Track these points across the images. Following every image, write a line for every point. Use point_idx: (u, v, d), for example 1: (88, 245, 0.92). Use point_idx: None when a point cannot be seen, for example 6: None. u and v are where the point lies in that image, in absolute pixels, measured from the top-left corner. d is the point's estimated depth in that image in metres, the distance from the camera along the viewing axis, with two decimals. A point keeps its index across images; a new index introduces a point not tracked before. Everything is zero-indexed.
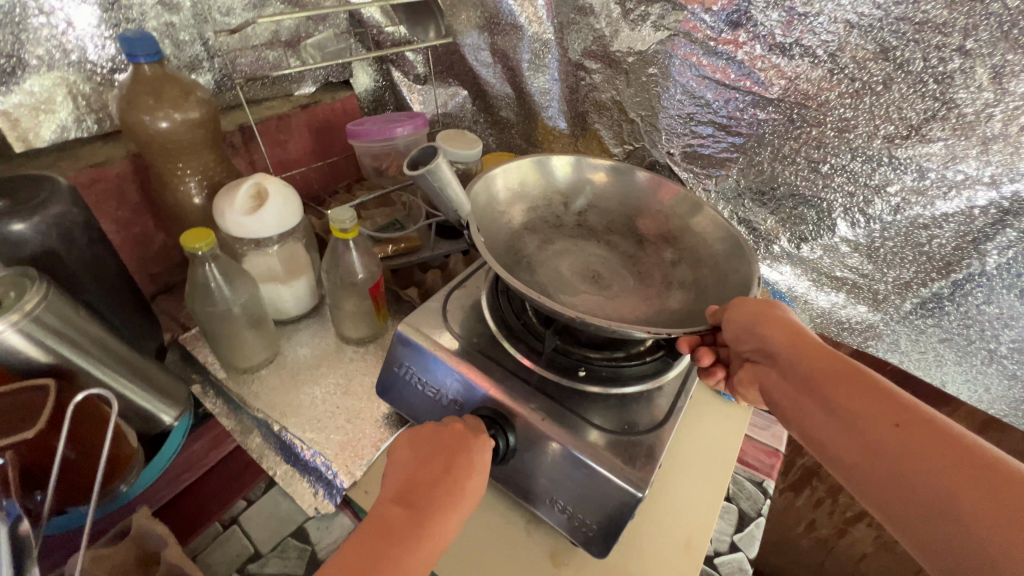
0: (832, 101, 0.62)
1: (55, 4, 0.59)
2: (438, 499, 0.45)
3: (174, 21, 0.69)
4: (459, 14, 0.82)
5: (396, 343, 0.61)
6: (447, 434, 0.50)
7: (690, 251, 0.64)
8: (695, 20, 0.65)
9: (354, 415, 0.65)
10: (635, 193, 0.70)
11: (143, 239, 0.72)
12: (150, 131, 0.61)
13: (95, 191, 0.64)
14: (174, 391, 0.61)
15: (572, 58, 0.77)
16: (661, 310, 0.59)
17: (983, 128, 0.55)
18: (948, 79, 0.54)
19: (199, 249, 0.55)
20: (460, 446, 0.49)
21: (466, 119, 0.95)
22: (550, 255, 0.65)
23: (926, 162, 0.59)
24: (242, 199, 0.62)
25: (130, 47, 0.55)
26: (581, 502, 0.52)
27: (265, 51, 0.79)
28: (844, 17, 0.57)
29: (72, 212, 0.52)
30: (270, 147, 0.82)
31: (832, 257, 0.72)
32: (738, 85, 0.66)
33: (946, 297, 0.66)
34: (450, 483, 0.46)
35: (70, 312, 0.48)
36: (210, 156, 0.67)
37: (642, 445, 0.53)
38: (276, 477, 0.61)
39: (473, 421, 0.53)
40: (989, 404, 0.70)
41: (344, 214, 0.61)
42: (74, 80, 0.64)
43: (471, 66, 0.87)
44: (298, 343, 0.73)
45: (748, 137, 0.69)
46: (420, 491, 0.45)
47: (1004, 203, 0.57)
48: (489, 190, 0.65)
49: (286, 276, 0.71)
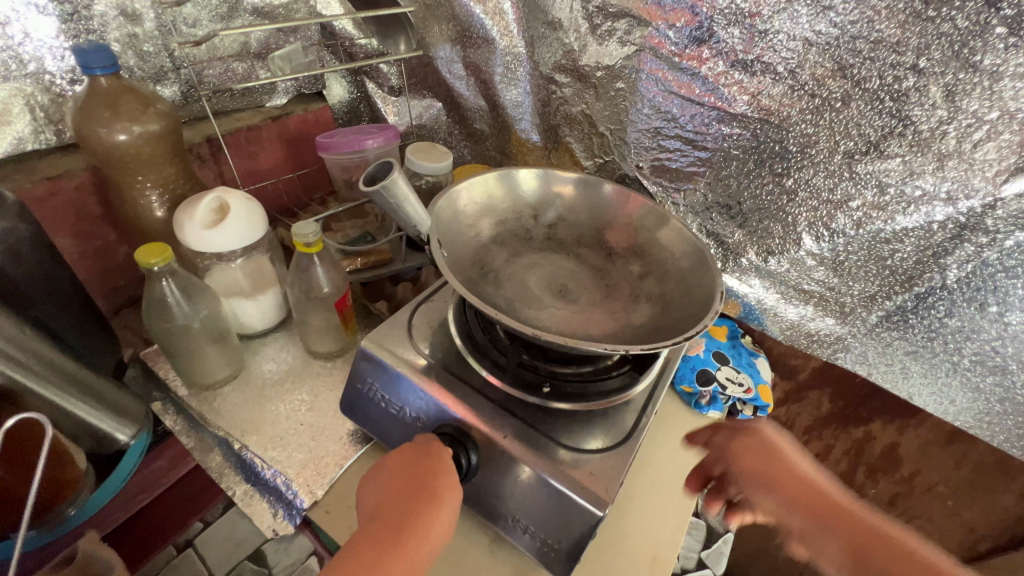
0: (793, 117, 0.63)
1: (11, 15, 0.59)
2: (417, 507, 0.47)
3: (137, 32, 0.68)
4: (432, 27, 0.82)
5: (359, 358, 0.60)
6: (400, 455, 0.51)
7: (658, 264, 0.64)
8: (660, 37, 0.66)
9: (317, 432, 0.64)
10: (604, 206, 0.70)
11: (103, 253, 0.70)
12: (108, 144, 0.60)
13: (52, 204, 0.63)
14: (132, 409, 0.59)
15: (543, 72, 0.78)
16: (626, 324, 0.59)
17: (939, 144, 0.56)
18: (903, 96, 0.56)
19: (155, 265, 0.54)
20: (417, 464, 0.50)
21: (441, 131, 0.94)
22: (518, 269, 0.65)
23: (885, 177, 0.60)
24: (203, 212, 0.62)
25: (85, 59, 0.54)
26: (544, 521, 0.52)
27: (234, 63, 0.78)
28: (802, 35, 0.58)
29: (17, 228, 0.51)
30: (239, 158, 0.81)
31: (798, 270, 0.72)
32: (703, 100, 0.67)
33: (910, 310, 0.66)
34: (424, 491, 0.48)
35: (12, 331, 0.47)
36: (173, 168, 0.66)
37: (605, 463, 0.53)
38: (235, 497, 0.60)
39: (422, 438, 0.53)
40: (954, 416, 0.70)
41: (308, 228, 0.61)
42: (31, 91, 0.63)
43: (445, 78, 0.86)
44: (264, 358, 0.72)
45: (714, 151, 0.70)
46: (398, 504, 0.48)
47: (961, 218, 0.58)
48: (455, 204, 0.64)
49: (252, 290, 0.70)
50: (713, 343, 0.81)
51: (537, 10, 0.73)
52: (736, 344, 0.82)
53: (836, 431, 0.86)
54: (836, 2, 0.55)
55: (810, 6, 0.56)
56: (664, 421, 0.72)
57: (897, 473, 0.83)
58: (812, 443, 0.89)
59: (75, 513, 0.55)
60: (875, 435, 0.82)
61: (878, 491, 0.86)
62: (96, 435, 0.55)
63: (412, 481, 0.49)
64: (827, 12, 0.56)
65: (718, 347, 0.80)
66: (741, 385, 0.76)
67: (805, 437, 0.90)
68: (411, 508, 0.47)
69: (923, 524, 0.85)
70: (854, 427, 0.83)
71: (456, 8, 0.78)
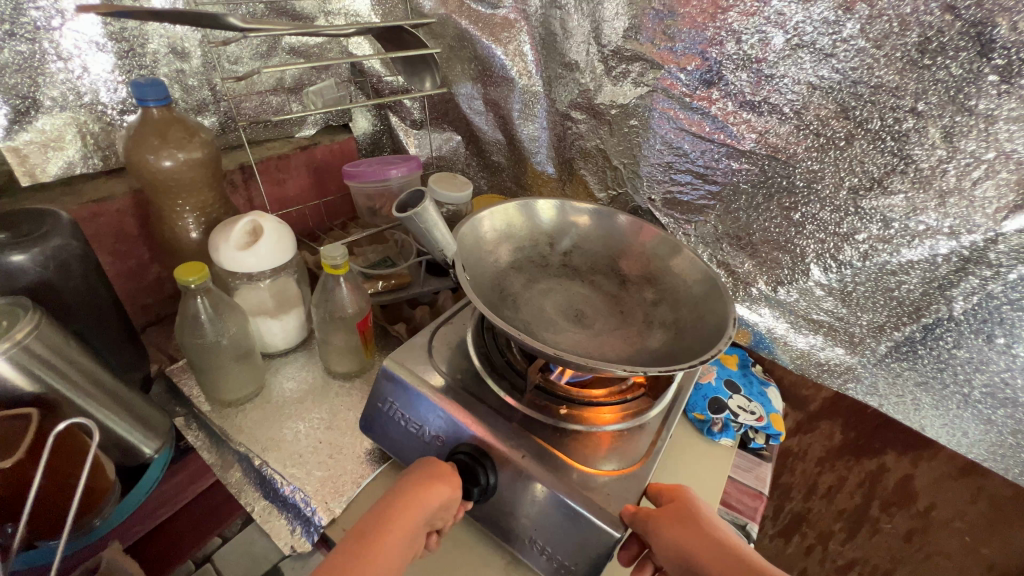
0: (799, 154, 0.66)
1: (74, 51, 0.64)
2: (421, 485, 0.50)
3: (184, 68, 0.73)
4: (454, 66, 0.87)
5: (381, 377, 0.62)
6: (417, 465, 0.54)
7: (671, 291, 0.67)
8: (671, 79, 0.71)
9: (336, 450, 0.65)
10: (618, 235, 0.73)
11: (137, 271, 0.74)
12: (153, 169, 0.64)
13: (95, 224, 0.67)
14: (158, 423, 0.61)
15: (559, 109, 0.82)
16: (641, 349, 0.60)
17: (940, 181, 0.59)
18: (904, 137, 0.59)
19: (191, 283, 0.57)
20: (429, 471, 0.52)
21: (459, 162, 0.99)
22: (535, 294, 0.67)
23: (889, 212, 0.63)
24: (237, 234, 0.65)
25: (141, 92, 0.58)
26: (561, 543, 0.52)
27: (270, 97, 0.83)
28: (807, 79, 0.62)
29: (71, 245, 0.55)
30: (268, 185, 0.85)
31: (807, 300, 0.74)
32: (713, 137, 0.71)
33: (918, 341, 0.68)
34: (430, 473, 0.52)
35: (60, 341, 0.49)
36: (210, 193, 0.70)
37: (622, 485, 0.53)
38: (253, 513, 0.60)
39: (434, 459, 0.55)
40: (968, 448, 0.70)
41: (336, 251, 0.64)
42: (85, 119, 0.67)
43: (465, 114, 0.91)
44: (285, 377, 0.74)
45: (724, 186, 0.74)
46: (408, 483, 0.51)
47: (964, 252, 0.60)
48: (476, 232, 0.67)
49: (277, 310, 0.72)
50: (724, 370, 0.82)
51: (555, 52, 0.78)
52: (747, 372, 0.83)
53: (849, 462, 0.86)
54: (837, 50, 0.59)
55: (813, 53, 0.60)
56: (676, 447, 0.72)
57: (913, 506, 0.82)
58: (825, 475, 0.89)
59: (99, 525, 0.55)
60: (888, 467, 0.82)
61: (895, 526, 0.84)
62: (124, 447, 0.57)
63: (418, 468, 0.53)
64: (829, 59, 0.60)
65: (730, 375, 0.81)
66: (753, 413, 0.77)
67: (817, 468, 0.89)
68: (414, 488, 0.50)
69: (943, 562, 0.82)
70: (866, 458, 0.83)
71: (479, 49, 0.83)
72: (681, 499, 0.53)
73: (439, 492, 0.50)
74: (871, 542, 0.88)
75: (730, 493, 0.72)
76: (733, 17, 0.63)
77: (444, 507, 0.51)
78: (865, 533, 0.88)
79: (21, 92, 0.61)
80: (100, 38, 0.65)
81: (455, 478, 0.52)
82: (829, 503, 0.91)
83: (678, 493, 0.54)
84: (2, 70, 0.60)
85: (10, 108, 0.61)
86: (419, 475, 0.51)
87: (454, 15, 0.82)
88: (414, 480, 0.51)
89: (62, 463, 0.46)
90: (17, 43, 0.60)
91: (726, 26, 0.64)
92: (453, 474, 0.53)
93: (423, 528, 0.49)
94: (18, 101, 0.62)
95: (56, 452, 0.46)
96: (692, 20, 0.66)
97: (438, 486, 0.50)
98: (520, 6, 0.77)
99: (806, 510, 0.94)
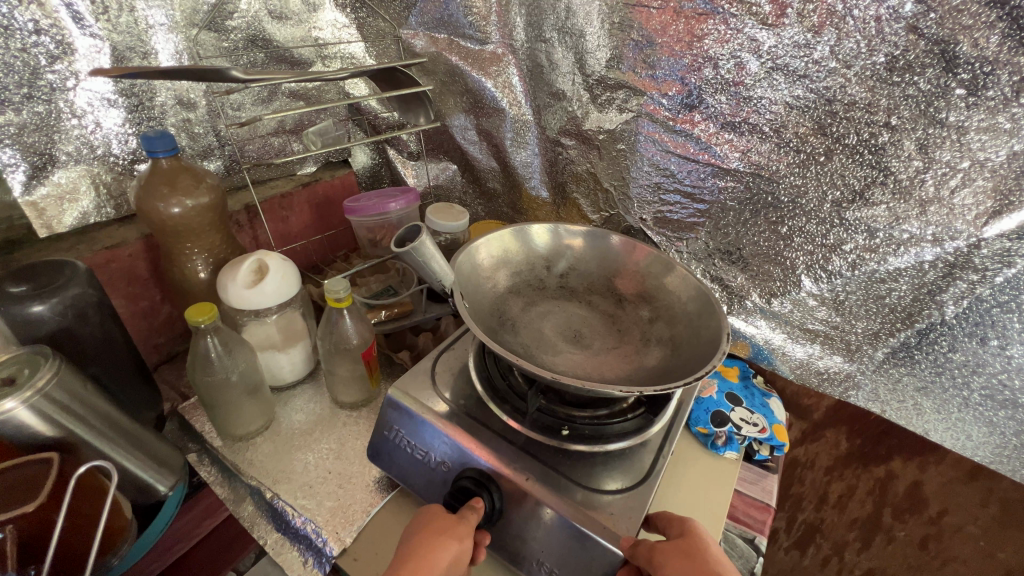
0: (782, 170, 0.68)
1: (87, 108, 0.67)
2: (428, 543, 0.49)
3: (190, 117, 0.77)
4: (447, 100, 0.90)
5: (386, 407, 0.63)
6: (423, 519, 0.52)
7: (665, 309, 0.68)
8: (654, 104, 0.73)
9: (345, 480, 0.66)
10: (612, 256, 0.75)
11: (149, 312, 0.77)
12: (163, 216, 0.67)
13: (109, 269, 0.70)
14: (171, 461, 0.62)
15: (550, 136, 0.85)
16: (638, 367, 0.61)
17: (919, 191, 0.61)
18: (881, 150, 0.61)
19: (201, 323, 0.59)
20: (434, 528, 0.51)
21: (456, 190, 1.02)
22: (534, 317, 0.69)
23: (873, 223, 0.65)
24: (244, 273, 0.67)
25: (150, 145, 0.61)
26: (568, 565, 0.52)
27: (272, 139, 0.87)
28: (783, 99, 0.65)
29: (88, 292, 0.59)
30: (272, 223, 0.88)
31: (801, 310, 0.75)
32: (698, 157, 0.74)
33: (914, 346, 0.68)
34: (437, 527, 0.51)
35: (78, 387, 0.51)
36: (217, 235, 0.73)
37: (626, 504, 0.54)
38: (266, 546, 0.61)
39: (438, 509, 0.54)
40: (973, 450, 0.70)
41: (338, 285, 0.65)
42: (98, 171, 0.71)
43: (459, 144, 0.94)
44: (294, 408, 0.75)
45: (712, 204, 0.76)
46: (412, 541, 0.50)
47: (949, 257, 0.61)
48: (474, 259, 0.69)
49: (284, 344, 0.75)
50: (725, 383, 0.83)
51: (543, 82, 0.81)
52: (748, 385, 0.83)
53: (857, 469, 0.86)
54: (810, 71, 0.62)
55: (787, 75, 0.63)
56: (681, 462, 0.72)
57: (924, 512, 0.83)
58: (835, 484, 0.89)
59: (117, 564, 0.56)
60: (897, 473, 0.82)
61: (907, 533, 0.85)
62: (140, 486, 0.58)
63: (424, 523, 0.52)
64: (802, 80, 0.63)
65: (731, 388, 0.82)
66: (756, 425, 0.77)
67: (827, 477, 0.89)
68: (420, 548, 0.48)
69: (960, 568, 0.82)
70: (875, 465, 0.84)
71: (469, 83, 0.86)
72: (688, 532, 0.52)
73: (448, 548, 0.49)
74: (887, 550, 0.88)
75: (737, 506, 0.72)
76: (708, 44, 0.66)
77: (456, 561, 0.49)
78: (879, 542, 0.88)
79: (38, 149, 0.65)
80: (111, 95, 0.68)
81: (461, 527, 0.51)
82: (841, 512, 0.90)
83: (685, 525, 0.52)
84: (21, 130, 0.63)
85: (28, 165, 0.65)
86: (426, 531, 0.50)
87: (445, 52, 0.85)
88: (421, 537, 0.50)
89: (83, 504, 0.48)
90: (35, 105, 0.63)
91: (703, 53, 0.67)
92: (460, 523, 0.51)
93: None
94: (36, 159, 0.65)
95: (78, 494, 0.48)
96: (670, 49, 0.69)
97: (446, 538, 0.49)
98: (507, 40, 0.80)
99: (819, 520, 0.93)
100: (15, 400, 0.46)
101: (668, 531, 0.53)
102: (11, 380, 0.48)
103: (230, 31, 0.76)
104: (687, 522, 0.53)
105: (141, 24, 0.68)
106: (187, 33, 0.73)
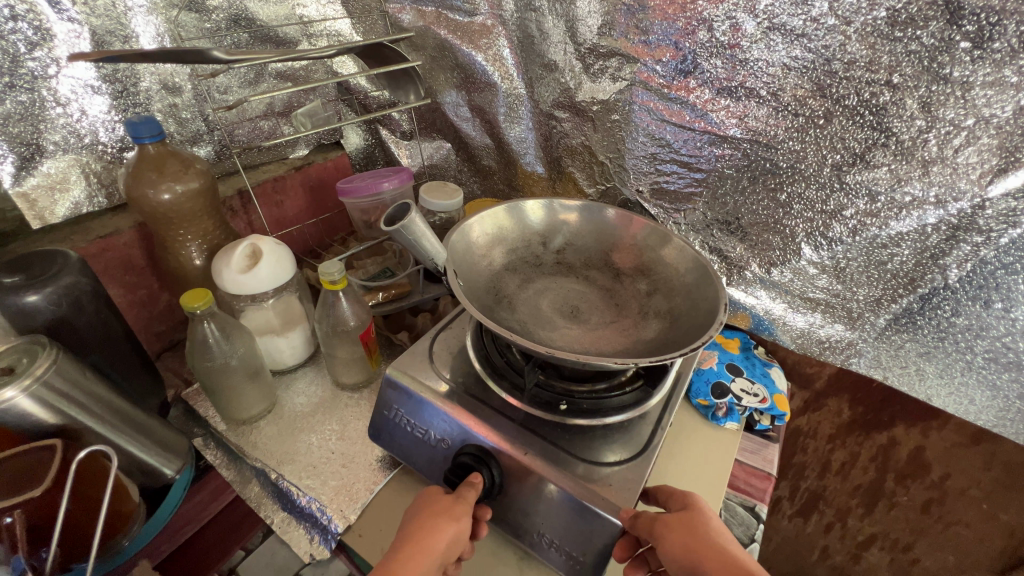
0: (781, 135, 0.67)
1: (70, 96, 0.66)
2: (426, 526, 0.49)
3: (176, 102, 0.76)
4: (438, 76, 0.88)
5: (385, 386, 0.64)
6: (422, 503, 0.52)
7: (663, 281, 0.67)
8: (649, 71, 0.71)
9: (348, 460, 0.67)
10: (607, 229, 0.74)
11: (148, 301, 0.77)
12: (153, 203, 0.66)
13: (104, 258, 0.70)
14: (176, 445, 0.63)
15: (543, 109, 0.83)
16: (636, 340, 0.61)
17: (922, 151, 0.59)
18: (882, 110, 0.59)
19: (197, 308, 0.59)
20: (432, 512, 0.50)
21: (451, 169, 1.00)
22: (531, 294, 0.68)
23: (874, 185, 0.63)
24: (238, 258, 0.66)
25: (135, 131, 0.60)
26: (568, 533, 0.53)
27: (261, 122, 0.86)
28: (780, 61, 0.63)
29: (81, 281, 0.59)
30: (267, 208, 0.88)
31: (802, 279, 0.74)
32: (694, 125, 0.72)
33: (917, 312, 0.67)
34: (434, 509, 0.51)
35: (76, 374, 0.52)
36: (210, 221, 0.73)
37: (626, 477, 0.54)
38: (272, 525, 0.62)
39: (434, 491, 0.54)
40: (976, 414, 0.69)
41: (333, 267, 0.65)
42: (86, 160, 0.70)
43: (452, 121, 0.92)
44: (296, 391, 0.76)
45: (709, 173, 0.74)
46: (408, 526, 0.50)
47: (952, 220, 0.60)
48: (467, 238, 0.68)
49: (282, 328, 0.75)
50: (726, 355, 0.82)
51: (534, 53, 0.79)
52: (749, 355, 0.82)
53: (860, 437, 0.86)
54: (808, 30, 0.60)
55: (785, 34, 0.61)
56: (681, 434, 0.71)
57: (926, 477, 0.83)
58: (837, 452, 0.89)
59: (128, 545, 0.57)
60: (900, 440, 0.82)
61: (910, 498, 0.86)
62: (146, 469, 0.59)
63: (421, 505, 0.52)
64: (801, 39, 0.60)
65: (732, 359, 0.81)
66: (757, 395, 0.76)
67: (829, 445, 0.90)
68: (416, 532, 0.49)
69: (962, 529, 0.84)
70: (877, 432, 0.84)
71: (459, 57, 0.84)
72: (690, 505, 0.51)
73: (444, 531, 0.49)
74: (890, 515, 0.90)
75: (738, 476, 0.73)
76: (702, 6, 0.64)
77: (455, 541, 0.49)
78: (882, 507, 0.90)
79: (25, 139, 0.64)
80: (94, 81, 0.67)
81: (456, 507, 0.51)
82: (844, 479, 0.91)
83: (687, 498, 0.52)
84: (6, 120, 0.62)
85: (16, 155, 0.64)
86: (422, 515, 0.51)
87: (432, 26, 0.83)
88: (418, 520, 0.50)
89: (86, 488, 0.49)
90: (17, 94, 0.62)
91: (697, 16, 0.65)
92: (456, 503, 0.51)
93: (437, 563, 0.48)
94: (24, 149, 0.65)
95: (82, 479, 0.48)
96: (663, 12, 0.67)
97: (443, 521, 0.49)
98: (495, 11, 0.78)
99: (822, 488, 0.94)
100: (15, 389, 0.46)
101: (668, 504, 0.53)
102: (9, 370, 0.48)
103: (212, 10, 0.75)
104: (689, 496, 0.53)
105: (119, 6, 0.67)
106: (168, 14, 0.71)
